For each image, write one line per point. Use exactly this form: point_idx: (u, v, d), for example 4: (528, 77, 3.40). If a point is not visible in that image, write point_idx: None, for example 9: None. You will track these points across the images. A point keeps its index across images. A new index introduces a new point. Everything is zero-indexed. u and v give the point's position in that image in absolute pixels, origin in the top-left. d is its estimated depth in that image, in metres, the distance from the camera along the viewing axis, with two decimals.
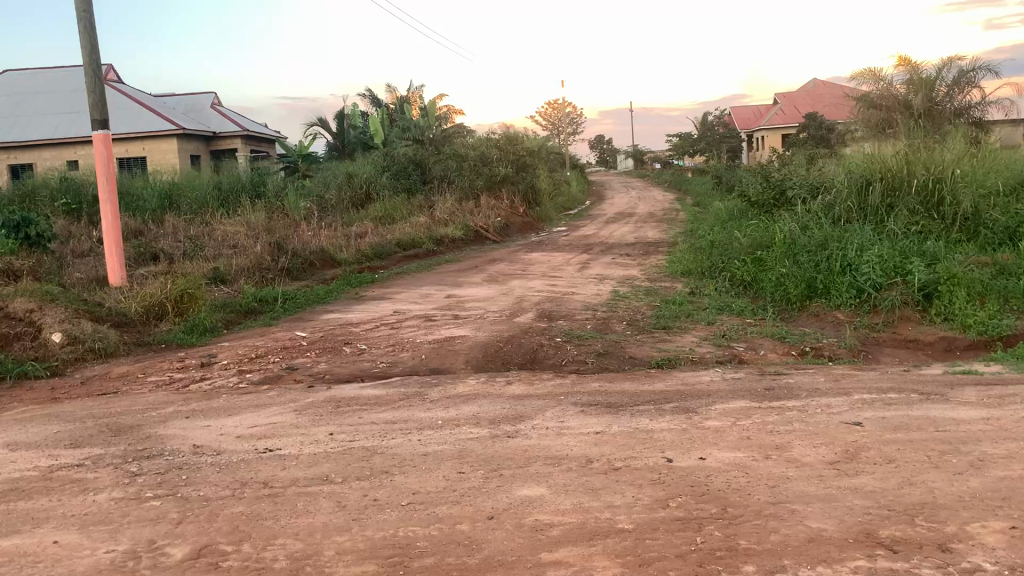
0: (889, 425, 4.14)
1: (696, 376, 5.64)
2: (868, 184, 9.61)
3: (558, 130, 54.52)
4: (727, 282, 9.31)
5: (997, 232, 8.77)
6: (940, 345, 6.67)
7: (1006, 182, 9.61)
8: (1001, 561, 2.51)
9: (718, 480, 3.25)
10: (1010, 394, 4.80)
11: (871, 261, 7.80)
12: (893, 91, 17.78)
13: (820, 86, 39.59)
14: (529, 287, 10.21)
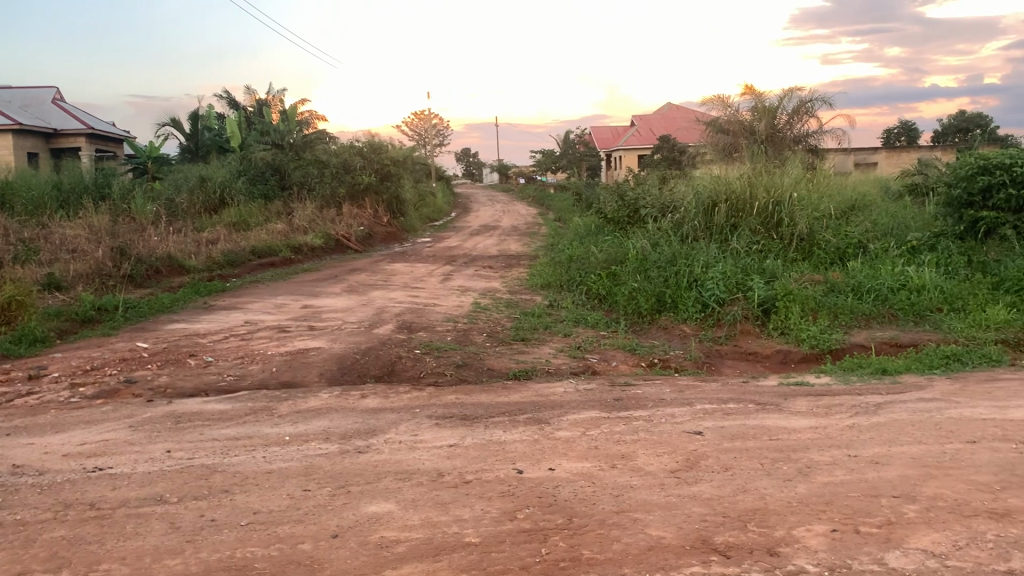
0: (727, 434, 4.34)
1: (551, 388, 5.73)
2: (714, 205, 10.11)
3: (424, 142, 54.55)
4: (583, 295, 9.53)
5: (829, 251, 9.40)
6: (777, 358, 7.07)
7: (838, 206, 10.33)
8: (822, 563, 2.67)
9: (565, 491, 3.30)
10: (836, 405, 5.14)
11: (716, 278, 8.19)
12: (739, 117, 18.79)
13: (674, 109, 41.37)
14: (388, 298, 10.10)
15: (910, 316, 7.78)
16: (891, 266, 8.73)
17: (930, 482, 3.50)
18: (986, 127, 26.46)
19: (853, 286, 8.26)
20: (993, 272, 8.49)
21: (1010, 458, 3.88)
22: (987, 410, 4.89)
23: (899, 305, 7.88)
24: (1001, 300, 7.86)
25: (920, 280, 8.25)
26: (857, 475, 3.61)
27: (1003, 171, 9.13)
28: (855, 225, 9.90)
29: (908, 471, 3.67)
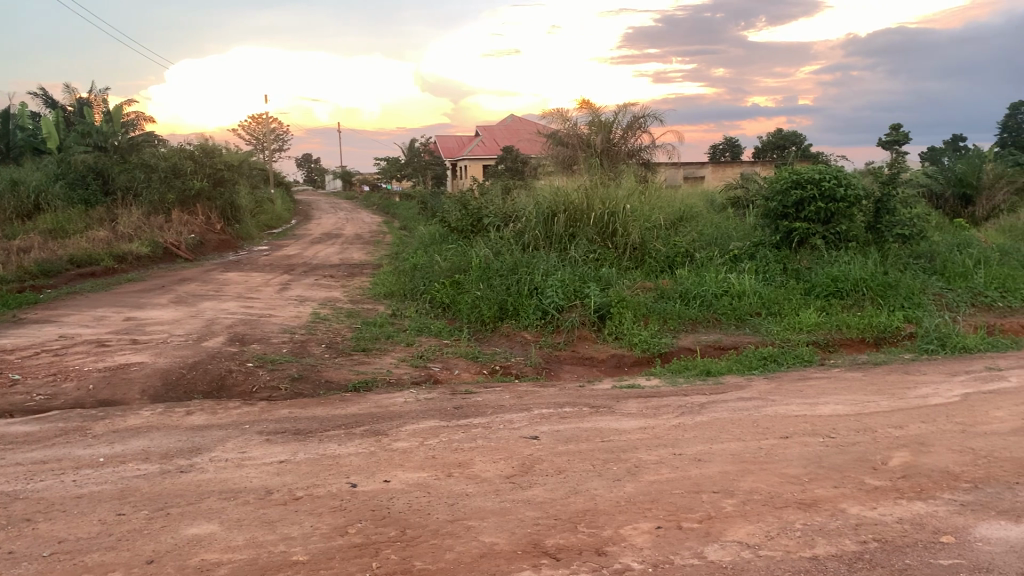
0: (562, 437, 4.44)
1: (390, 399, 5.65)
2: (553, 215, 10.34)
3: (263, 147, 52.95)
4: (426, 304, 9.49)
5: (660, 260, 9.84)
6: (611, 362, 7.31)
7: (668, 217, 10.84)
8: (647, 560, 2.77)
9: (399, 503, 3.26)
10: (664, 405, 5.38)
11: (555, 285, 8.38)
12: (577, 130, 19.33)
13: (517, 121, 42.13)
14: (221, 309, 9.68)
15: (732, 320, 8.25)
16: (715, 274, 9.22)
17: (747, 477, 3.71)
18: (800, 146, 28.58)
19: (681, 293, 8.67)
20: (804, 279, 9.16)
21: (817, 451, 4.18)
22: (799, 407, 5.25)
23: (723, 310, 8.34)
24: (812, 305, 8.49)
25: (742, 286, 8.75)
26: (682, 472, 3.78)
27: (813, 185, 9.86)
28: (684, 235, 10.40)
29: (727, 466, 3.88)
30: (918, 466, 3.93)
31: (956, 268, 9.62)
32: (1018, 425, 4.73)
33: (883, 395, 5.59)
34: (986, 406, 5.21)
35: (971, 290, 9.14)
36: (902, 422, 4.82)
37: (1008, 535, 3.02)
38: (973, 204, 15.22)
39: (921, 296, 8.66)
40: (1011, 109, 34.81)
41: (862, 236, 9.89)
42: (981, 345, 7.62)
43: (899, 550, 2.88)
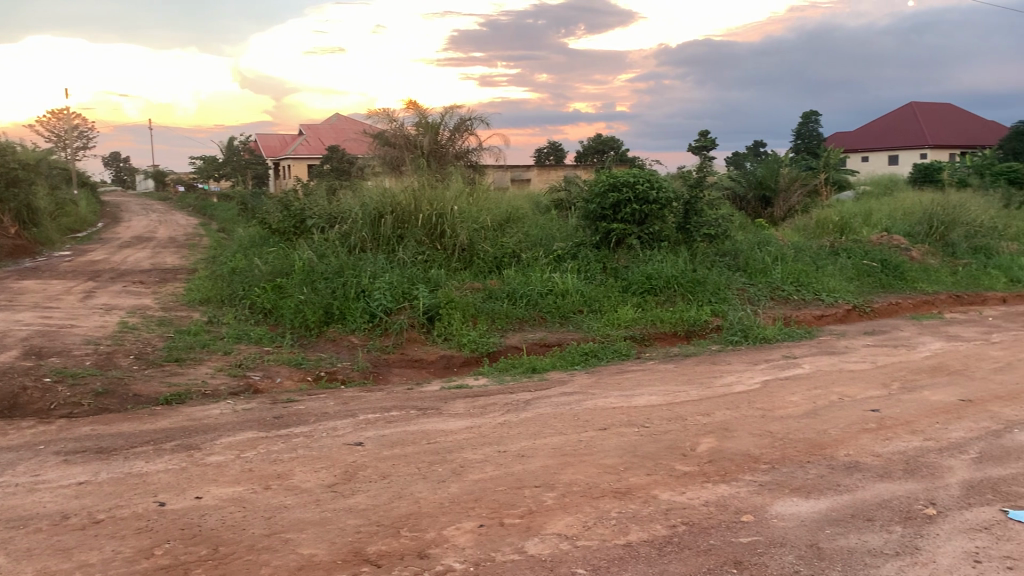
0: (387, 442, 4.39)
1: (205, 411, 5.37)
2: (380, 216, 10.21)
3: (65, 144, 49.18)
4: (247, 309, 9.09)
5: (487, 260, 9.97)
6: (440, 363, 7.33)
7: (495, 218, 10.98)
8: (468, 559, 2.78)
9: (212, 519, 3.11)
10: (490, 404, 5.43)
11: (382, 287, 8.28)
12: (404, 131, 19.15)
13: (343, 121, 41.36)
14: (13, 321, 8.87)
15: (557, 318, 8.48)
16: (540, 273, 9.43)
17: (567, 469, 3.82)
18: (619, 150, 29.83)
19: (507, 293, 8.79)
20: (622, 277, 9.54)
21: (632, 441, 4.37)
22: (617, 399, 5.46)
23: (548, 308, 8.56)
24: (629, 301, 8.88)
25: (565, 285, 8.99)
26: (505, 469, 3.84)
27: (628, 188, 10.32)
28: (509, 236, 10.57)
29: (549, 461, 3.97)
30: (723, 451, 4.19)
31: (757, 264, 10.36)
32: (810, 408, 5.15)
33: (693, 384, 5.93)
34: (782, 391, 5.65)
35: (770, 284, 9.90)
36: (710, 409, 5.13)
37: (800, 510, 3.28)
38: (771, 205, 16.46)
39: (726, 291, 9.27)
40: (802, 117, 38.06)
41: (673, 236, 10.45)
42: (779, 335, 8.27)
43: (704, 531, 3.06)
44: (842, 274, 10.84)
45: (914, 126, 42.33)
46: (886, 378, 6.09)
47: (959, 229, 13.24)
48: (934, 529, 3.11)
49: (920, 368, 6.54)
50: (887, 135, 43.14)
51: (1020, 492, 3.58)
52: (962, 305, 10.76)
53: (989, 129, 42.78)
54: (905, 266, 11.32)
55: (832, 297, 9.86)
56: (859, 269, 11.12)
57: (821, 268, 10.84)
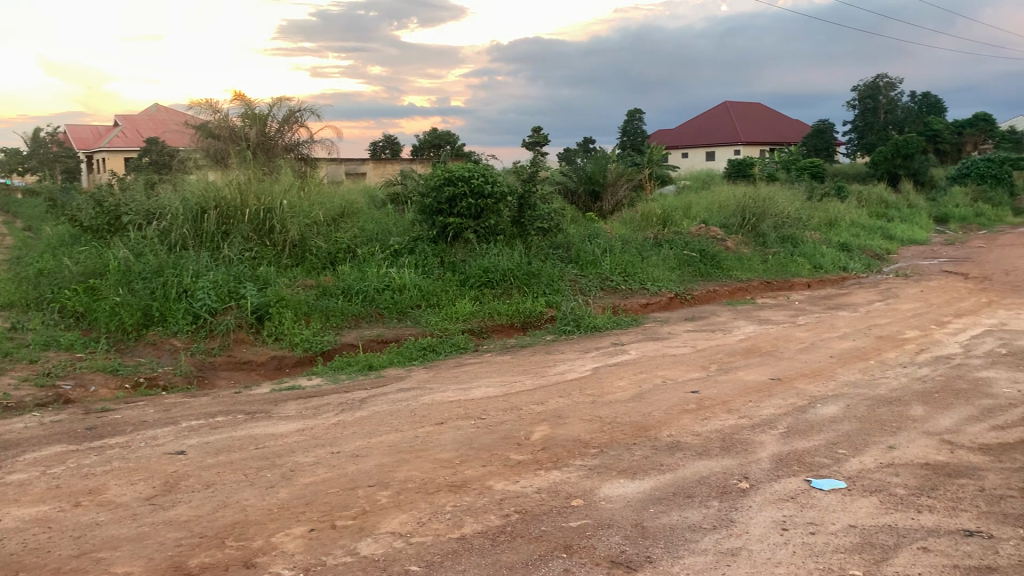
0: (212, 449, 4.19)
1: (7, 426, 4.93)
2: (203, 212, 9.69)
3: None
4: (55, 313, 8.38)
5: (320, 257, 9.73)
6: (271, 364, 7.11)
7: (327, 213, 10.71)
8: (298, 565, 2.70)
9: (12, 544, 2.86)
10: (323, 405, 5.31)
11: (207, 287, 7.86)
12: (229, 123, 18.19)
13: (163, 112, 39.16)
14: None
15: (393, 313, 8.41)
16: (375, 268, 9.27)
17: (402, 467, 3.79)
18: (454, 144, 29.98)
19: (342, 289, 8.58)
20: (459, 271, 9.53)
21: (468, 433, 4.39)
22: (453, 393, 5.48)
23: (384, 304, 8.45)
24: (466, 295, 8.90)
25: (401, 279, 8.89)
26: (337, 470, 3.75)
27: (463, 183, 10.20)
28: (343, 232, 10.35)
29: (383, 459, 3.92)
30: (556, 438, 4.29)
31: (588, 255, 10.68)
32: (636, 392, 5.38)
33: (527, 374, 6.06)
34: (611, 377, 5.87)
35: (600, 275, 10.24)
36: (543, 398, 5.24)
37: (627, 491, 3.41)
38: (600, 199, 17.02)
39: (559, 283, 9.52)
40: (627, 115, 39.71)
41: (508, 230, 10.56)
42: (608, 323, 8.61)
43: (536, 519, 3.11)
44: (666, 264, 11.37)
45: (728, 124, 45.11)
46: (705, 361, 6.45)
47: (769, 220, 14.23)
48: (748, 501, 3.32)
49: (735, 350, 6.98)
50: (704, 132, 45.74)
51: (822, 461, 3.89)
52: (772, 291, 11.62)
53: (793, 128, 46.27)
54: (721, 256, 12.04)
55: (657, 286, 10.36)
56: (680, 259, 11.69)
57: (647, 259, 11.32)
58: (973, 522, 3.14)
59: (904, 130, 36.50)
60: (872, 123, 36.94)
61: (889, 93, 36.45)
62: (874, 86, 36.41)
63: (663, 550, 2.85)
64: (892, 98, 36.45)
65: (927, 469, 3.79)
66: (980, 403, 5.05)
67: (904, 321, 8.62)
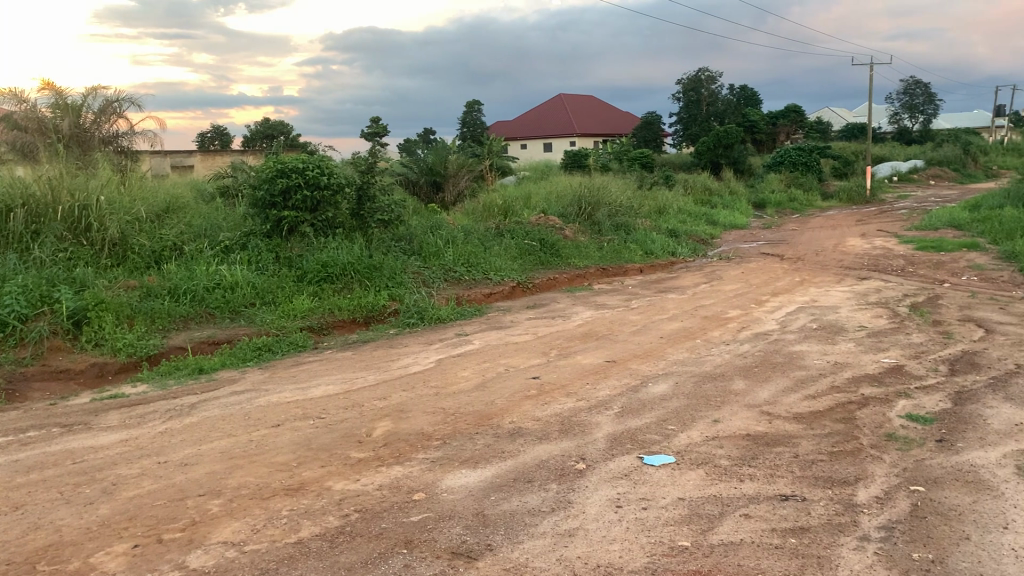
0: (22, 468, 3.86)
1: None
2: (8, 210, 8.85)
3: None
4: None
5: (144, 256, 9.16)
6: (91, 372, 6.64)
7: (151, 209, 10.08)
8: None
9: None
10: (149, 412, 5.01)
11: (14, 291, 7.15)
12: (36, 114, 15.64)
13: None
14: None
15: (226, 313, 8.05)
16: (205, 267, 8.81)
17: (236, 473, 3.63)
18: (288, 136, 29.10)
19: (170, 289, 8.11)
20: (296, 266, 9.24)
21: (308, 434, 4.27)
22: (292, 393, 5.32)
23: (215, 303, 8.08)
24: (304, 291, 8.66)
25: (233, 277, 8.50)
26: (165, 481, 3.55)
27: (297, 174, 9.95)
28: (169, 228, 9.79)
29: (215, 466, 3.75)
30: (398, 432, 4.25)
31: (430, 247, 10.62)
32: (479, 381, 5.42)
33: (370, 369, 5.97)
34: (454, 367, 5.89)
35: (443, 266, 10.22)
36: (386, 393, 5.18)
37: (468, 481, 3.42)
38: (442, 190, 16.97)
39: (402, 276, 9.43)
40: (466, 107, 39.90)
41: (346, 223, 10.33)
42: (452, 314, 8.64)
43: (376, 516, 3.07)
44: (508, 253, 11.49)
45: (563, 116, 46.20)
46: (545, 347, 6.59)
47: (604, 209, 14.69)
48: (584, 481, 3.41)
49: (573, 335, 7.17)
50: (541, 124, 46.62)
51: (654, 438, 4.05)
52: (608, 277, 12.04)
53: (623, 119, 48.03)
54: (560, 244, 12.33)
55: (499, 276, 10.48)
56: (522, 248, 11.85)
57: (489, 249, 11.40)
58: (788, 486, 3.37)
59: (723, 121, 38.78)
60: (695, 115, 38.71)
61: (709, 86, 38.44)
62: (696, 80, 38.15)
63: (503, 537, 2.88)
64: (713, 91, 38.51)
65: (748, 439, 4.03)
66: (794, 375, 5.44)
67: (728, 301, 9.15)
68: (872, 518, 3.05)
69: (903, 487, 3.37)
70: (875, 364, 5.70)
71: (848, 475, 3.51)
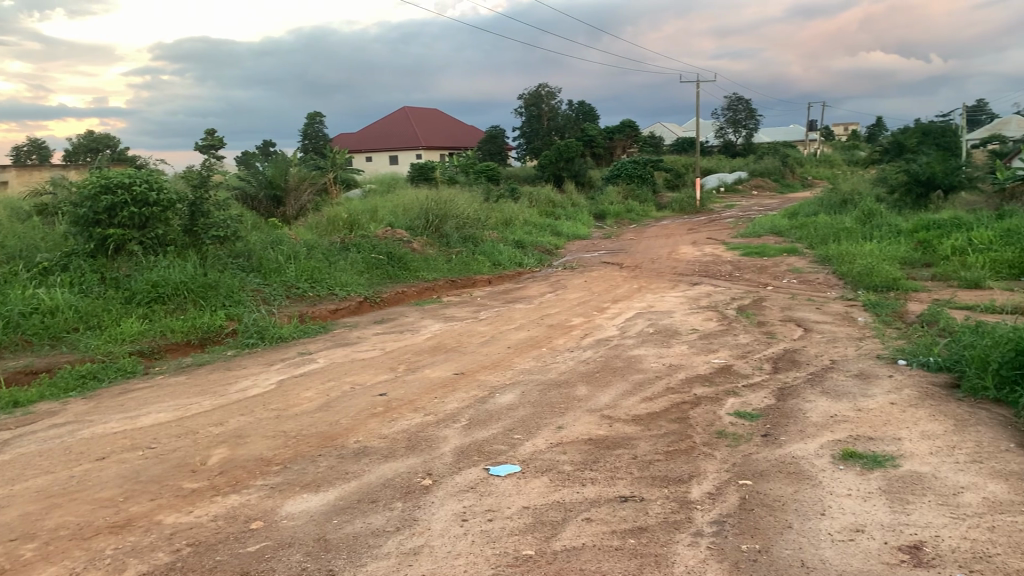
0: None
1: None
2: None
3: None
4: None
5: None
6: None
7: None
8: None
9: None
10: None
11: None
12: None
13: None
14: None
15: (45, 339, 7.46)
16: (20, 290, 8.13)
17: (52, 514, 3.35)
18: (115, 149, 27.46)
19: None
20: (124, 287, 8.68)
21: (135, 466, 4.01)
22: (119, 423, 4.98)
23: (32, 329, 7.47)
24: (133, 313, 8.15)
25: (52, 300, 7.88)
26: None
27: (123, 190, 9.25)
28: None
29: (30, 507, 3.45)
30: (236, 459, 4.06)
31: (271, 264, 10.26)
32: (323, 401, 5.28)
33: (205, 395, 5.67)
34: (297, 389, 5.70)
35: (284, 283, 9.91)
36: (223, 418, 4.95)
37: (310, 506, 3.32)
38: (283, 204, 16.42)
39: (240, 294, 9.06)
40: (308, 118, 39.05)
41: (179, 240, 9.80)
42: (294, 332, 8.39)
43: (210, 549, 2.92)
44: (354, 268, 11.27)
45: (407, 129, 46.07)
46: (393, 362, 6.51)
47: (451, 221, 14.70)
48: (430, 498, 3.38)
49: (422, 349, 7.12)
50: (386, 136, 46.25)
51: (499, 448, 4.08)
52: (456, 289, 12.08)
53: (467, 133, 48.50)
54: (407, 257, 12.24)
55: (344, 291, 10.29)
56: (368, 262, 11.66)
57: (333, 264, 11.12)
58: (628, 488, 3.47)
59: (563, 135, 39.91)
60: (537, 129, 39.60)
61: (550, 101, 39.45)
62: (537, 94, 39.06)
63: (346, 561, 2.81)
64: (553, 106, 39.57)
65: (590, 444, 4.12)
66: (633, 378, 5.63)
67: (572, 309, 9.38)
68: (705, 513, 3.19)
69: (733, 482, 3.55)
70: (707, 365, 5.99)
71: (683, 473, 3.66)
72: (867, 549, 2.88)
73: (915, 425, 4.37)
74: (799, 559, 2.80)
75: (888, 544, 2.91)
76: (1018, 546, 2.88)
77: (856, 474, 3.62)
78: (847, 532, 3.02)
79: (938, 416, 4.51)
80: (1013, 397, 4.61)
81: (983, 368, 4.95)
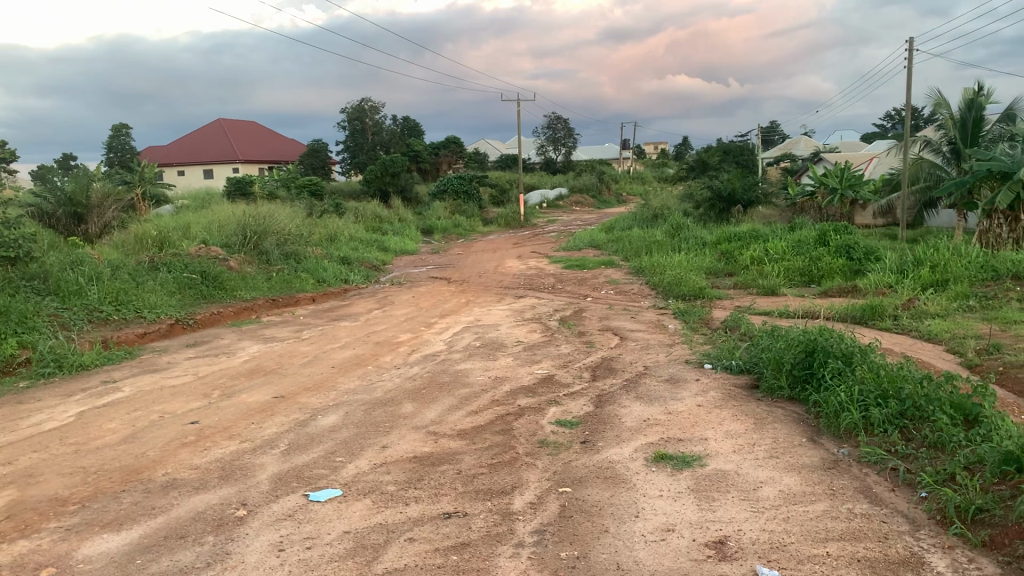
0: None
1: None
2: None
3: None
4: None
5: None
6: None
7: None
8: None
9: None
10: None
11: None
12: None
13: None
14: None
15: None
16: None
17: None
18: None
19: None
20: None
21: None
22: None
23: None
24: None
25: None
26: None
27: None
28: None
29: None
30: (25, 501, 3.70)
31: (70, 285, 9.46)
32: (128, 433, 4.92)
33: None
34: (98, 420, 5.27)
35: (86, 306, 9.20)
36: (11, 457, 4.50)
37: (110, 547, 3.08)
38: (85, 221, 15.25)
39: (35, 319, 8.29)
40: (112, 130, 36.85)
41: None
42: (97, 359, 7.83)
43: None
44: (164, 288, 10.64)
45: (223, 142, 44.23)
46: (207, 388, 6.17)
47: (271, 237, 14.20)
48: (244, 529, 3.23)
49: (239, 372, 6.82)
50: (199, 149, 44.20)
51: (320, 473, 3.96)
52: (277, 308, 11.72)
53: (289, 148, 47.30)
54: (223, 276, 11.71)
55: (154, 313, 9.74)
56: (180, 282, 11.05)
57: (141, 285, 10.46)
58: (451, 504, 3.46)
59: (388, 150, 39.69)
60: (360, 143, 39.08)
61: (373, 116, 39.03)
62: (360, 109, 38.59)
63: None
64: (377, 120, 39.20)
65: (414, 462, 4.09)
66: (459, 393, 5.64)
67: (398, 325, 9.30)
68: (526, 524, 3.24)
69: (553, 490, 3.63)
70: (530, 375, 6.11)
71: (506, 485, 3.70)
72: (677, 547, 3.02)
73: (719, 425, 4.64)
74: (614, 562, 2.90)
75: (696, 541, 3.07)
76: (810, 534, 3.12)
77: (667, 475, 3.81)
78: (659, 532, 3.16)
79: (740, 416, 4.82)
80: (804, 395, 5.01)
81: (778, 369, 5.34)
